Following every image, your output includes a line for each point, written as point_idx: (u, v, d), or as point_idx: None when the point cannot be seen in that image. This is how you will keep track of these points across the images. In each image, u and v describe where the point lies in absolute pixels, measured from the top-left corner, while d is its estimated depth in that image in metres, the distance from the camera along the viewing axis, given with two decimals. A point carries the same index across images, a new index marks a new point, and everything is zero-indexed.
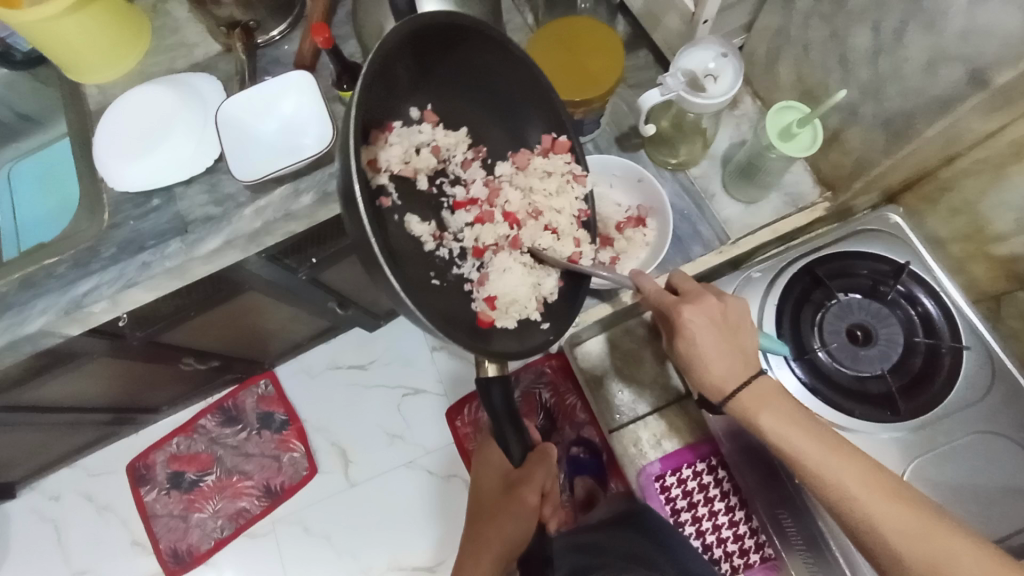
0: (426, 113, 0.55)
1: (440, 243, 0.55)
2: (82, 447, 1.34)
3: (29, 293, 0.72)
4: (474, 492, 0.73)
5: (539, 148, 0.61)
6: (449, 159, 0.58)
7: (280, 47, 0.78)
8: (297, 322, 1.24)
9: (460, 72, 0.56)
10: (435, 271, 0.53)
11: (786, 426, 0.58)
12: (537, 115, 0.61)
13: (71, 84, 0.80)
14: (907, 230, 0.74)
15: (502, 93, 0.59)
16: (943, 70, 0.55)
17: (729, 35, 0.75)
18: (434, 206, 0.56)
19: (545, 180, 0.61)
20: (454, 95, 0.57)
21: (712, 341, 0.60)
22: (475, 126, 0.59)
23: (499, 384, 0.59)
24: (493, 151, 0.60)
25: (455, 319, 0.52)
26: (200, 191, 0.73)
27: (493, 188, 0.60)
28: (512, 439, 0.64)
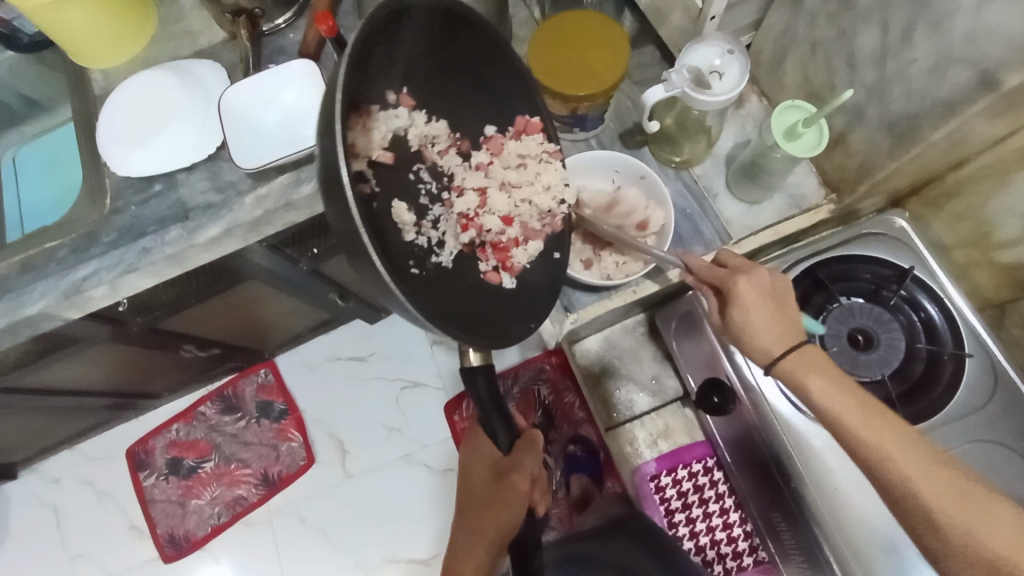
0: (403, 97, 0.54)
1: (419, 231, 0.54)
2: (82, 431, 1.35)
3: (29, 277, 0.72)
4: (465, 483, 0.73)
5: (513, 131, 0.61)
6: (425, 145, 0.57)
7: (285, 36, 0.78)
8: (296, 313, 1.24)
9: (441, 56, 0.56)
10: (414, 260, 0.52)
11: (832, 390, 0.57)
12: (513, 101, 0.60)
13: (75, 69, 0.80)
14: (912, 234, 0.73)
15: (478, 79, 0.59)
16: (950, 72, 0.54)
17: (736, 33, 0.74)
18: (411, 193, 0.55)
19: (519, 163, 0.61)
20: (431, 79, 0.56)
21: (762, 316, 0.60)
22: (450, 110, 0.58)
23: (484, 373, 0.59)
24: (469, 135, 0.60)
25: (436, 308, 0.50)
26: (201, 179, 0.73)
27: (471, 176, 0.59)
28: (498, 426, 0.63)
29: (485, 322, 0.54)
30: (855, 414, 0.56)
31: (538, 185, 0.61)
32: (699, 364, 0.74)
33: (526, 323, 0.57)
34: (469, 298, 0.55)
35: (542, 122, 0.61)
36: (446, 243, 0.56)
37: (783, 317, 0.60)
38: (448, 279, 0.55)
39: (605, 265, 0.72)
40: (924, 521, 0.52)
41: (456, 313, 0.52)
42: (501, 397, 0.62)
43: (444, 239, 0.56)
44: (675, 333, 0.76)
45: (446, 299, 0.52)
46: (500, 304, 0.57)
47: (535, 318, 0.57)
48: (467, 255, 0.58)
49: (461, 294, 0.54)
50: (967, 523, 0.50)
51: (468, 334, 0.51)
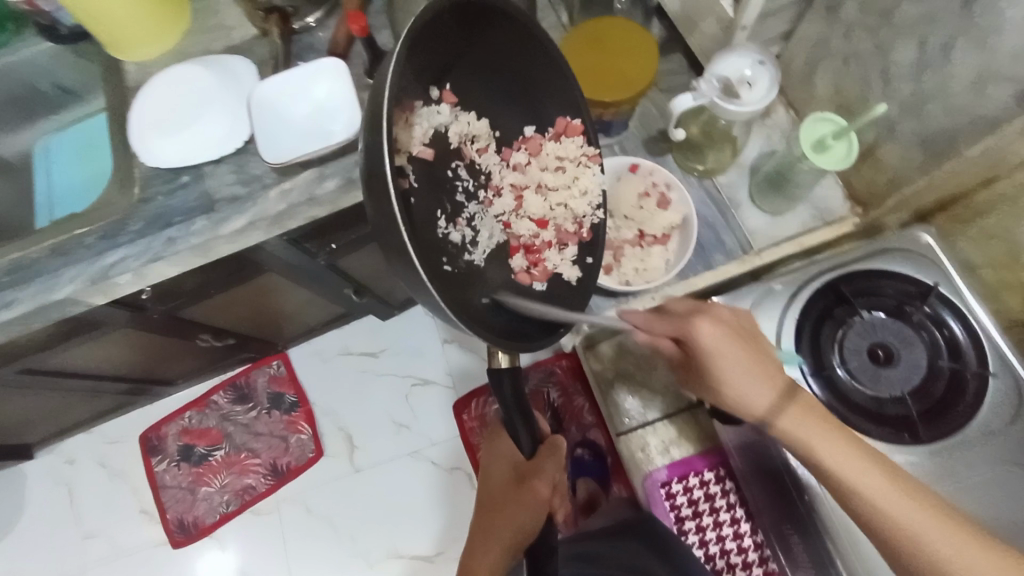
0: (445, 93, 0.54)
1: (454, 228, 0.53)
2: (98, 414, 1.37)
3: (58, 262, 0.74)
4: (483, 484, 0.74)
5: (554, 131, 0.61)
6: (465, 142, 0.57)
7: (315, 34, 0.79)
8: (312, 307, 1.25)
9: (487, 54, 0.56)
10: (447, 257, 0.51)
11: (819, 433, 0.59)
12: (554, 103, 0.61)
13: (110, 60, 0.82)
14: (938, 250, 0.72)
15: (520, 77, 0.59)
16: (992, 89, 0.54)
17: (766, 43, 0.74)
18: (448, 190, 0.55)
19: (556, 164, 0.62)
20: (471, 76, 0.56)
21: (733, 362, 0.60)
22: (488, 108, 0.59)
23: (510, 376, 0.59)
24: (507, 135, 0.60)
25: (466, 307, 0.51)
26: (228, 171, 0.74)
27: (508, 176, 0.60)
28: (521, 428, 0.63)
29: (513, 323, 0.54)
30: (844, 455, 0.58)
31: (574, 189, 0.63)
32: None
33: (553, 327, 0.57)
34: (499, 298, 0.55)
35: (583, 125, 0.61)
36: (479, 241, 0.56)
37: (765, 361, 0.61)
38: (479, 278, 0.55)
39: (625, 271, 0.72)
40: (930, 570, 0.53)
41: (487, 314, 0.52)
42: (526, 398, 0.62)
43: (477, 237, 0.56)
44: None
45: (477, 298, 0.53)
46: (529, 306, 0.56)
47: (562, 323, 0.57)
48: (498, 255, 0.58)
49: (490, 294, 0.54)
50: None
51: (496, 336, 0.51)
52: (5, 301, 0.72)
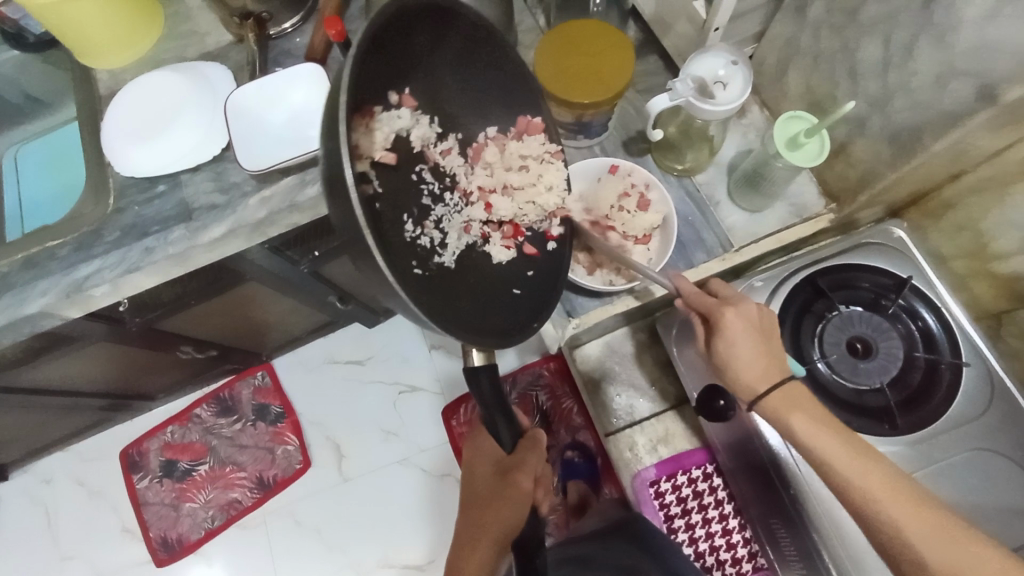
0: (404, 98, 0.54)
1: (421, 231, 0.53)
2: (76, 431, 1.33)
3: (30, 275, 0.72)
4: (466, 482, 0.72)
5: (515, 131, 0.62)
6: (427, 146, 0.57)
7: (292, 40, 0.79)
8: (295, 316, 1.24)
9: (441, 56, 0.56)
10: (416, 260, 0.52)
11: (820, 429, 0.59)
12: (514, 104, 0.62)
13: (82, 68, 0.80)
14: (910, 245, 0.75)
15: (477, 79, 0.59)
16: (952, 84, 0.55)
17: (740, 43, 0.75)
18: (414, 193, 0.55)
19: (522, 163, 0.62)
20: (429, 81, 0.57)
21: (747, 348, 0.61)
22: (448, 111, 0.59)
23: (488, 374, 0.60)
24: (468, 138, 0.61)
25: (439, 309, 0.50)
26: (206, 179, 0.73)
27: (472, 178, 0.60)
28: (502, 429, 0.64)
29: (487, 320, 0.54)
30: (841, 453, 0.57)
31: (540, 186, 0.62)
32: (699, 370, 0.73)
33: (527, 323, 0.57)
34: (472, 299, 0.55)
35: (543, 123, 0.63)
36: (448, 243, 0.55)
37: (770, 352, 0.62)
38: (450, 279, 0.54)
39: (607, 271, 0.72)
40: (904, 552, 0.53)
41: (461, 318, 0.52)
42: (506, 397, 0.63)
43: (446, 240, 0.56)
44: (676, 338, 0.76)
45: (450, 299, 0.53)
46: (501, 304, 0.57)
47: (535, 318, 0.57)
48: (467, 256, 0.58)
49: (462, 295, 0.54)
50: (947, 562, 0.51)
51: (469, 335, 0.51)
52: None
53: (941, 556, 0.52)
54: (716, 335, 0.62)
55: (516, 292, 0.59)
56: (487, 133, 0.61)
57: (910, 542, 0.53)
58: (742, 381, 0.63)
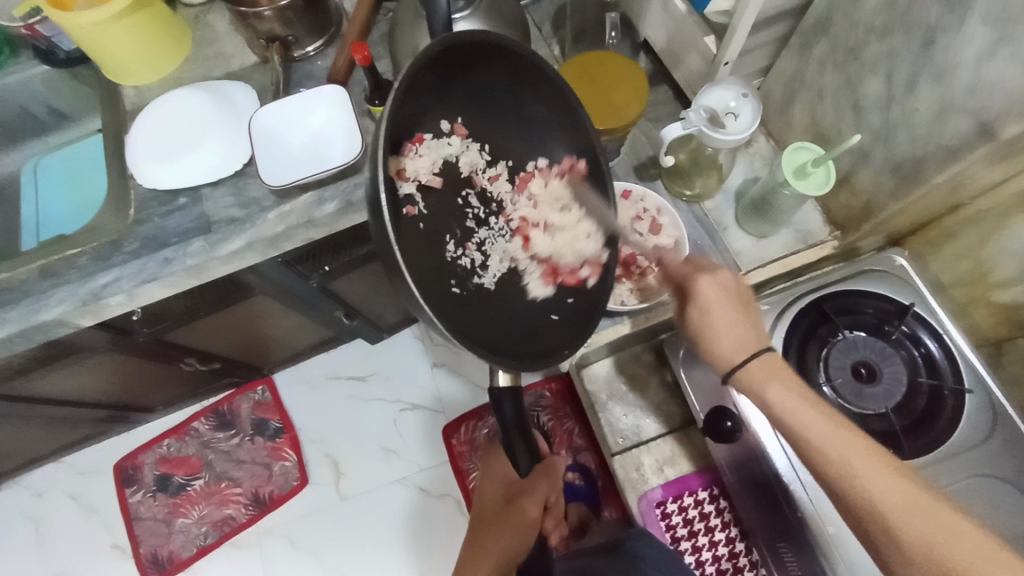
0: (455, 127, 0.58)
1: (462, 252, 0.58)
2: (72, 443, 1.32)
3: (48, 283, 0.73)
4: (479, 501, 0.76)
5: (560, 170, 0.63)
6: (476, 172, 0.61)
7: (315, 62, 0.82)
8: (299, 330, 1.24)
9: (491, 87, 0.59)
10: (455, 279, 0.56)
11: (797, 401, 0.58)
12: (563, 137, 0.63)
13: (109, 84, 0.83)
14: (912, 273, 0.76)
15: (527, 109, 0.61)
16: (952, 120, 0.58)
17: (747, 77, 0.79)
18: (457, 217, 0.59)
19: (563, 198, 0.63)
20: (482, 111, 0.60)
21: (724, 316, 0.61)
22: (500, 139, 0.62)
23: (510, 398, 0.60)
24: (518, 165, 0.63)
25: (461, 327, 0.53)
26: (227, 194, 0.75)
27: (518, 204, 0.63)
28: (519, 450, 0.64)
29: (515, 345, 0.56)
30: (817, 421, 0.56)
31: (578, 232, 0.63)
32: (707, 391, 0.75)
33: (560, 348, 0.57)
34: (502, 322, 0.57)
35: (594, 167, 0.62)
36: (490, 265, 0.59)
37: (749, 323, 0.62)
38: (488, 299, 0.58)
39: (620, 292, 0.74)
40: (873, 523, 0.51)
41: (484, 339, 0.54)
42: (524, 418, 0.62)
43: (487, 261, 0.59)
44: (683, 360, 0.78)
45: (479, 318, 0.56)
46: (534, 328, 0.59)
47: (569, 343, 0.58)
48: (510, 278, 0.61)
49: (496, 315, 0.58)
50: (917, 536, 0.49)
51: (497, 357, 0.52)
52: None
53: (913, 531, 0.49)
54: (689, 303, 0.62)
55: (552, 316, 0.60)
56: (535, 163, 0.63)
57: (886, 515, 0.50)
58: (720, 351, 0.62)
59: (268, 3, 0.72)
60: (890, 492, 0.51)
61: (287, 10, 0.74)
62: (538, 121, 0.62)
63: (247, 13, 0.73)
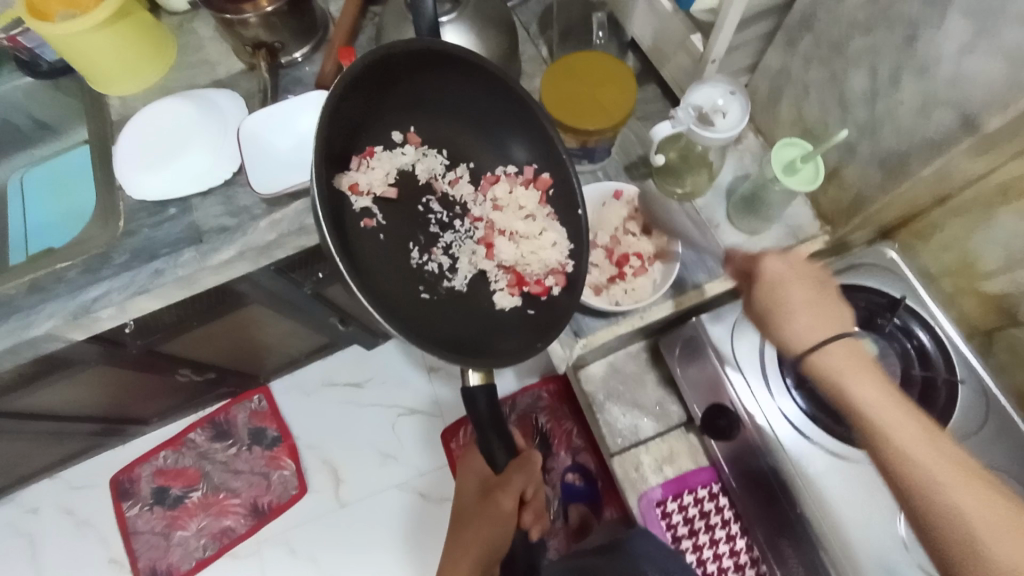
0: (409, 136, 0.62)
1: (428, 258, 0.60)
2: (66, 458, 1.31)
3: (36, 297, 0.72)
4: (460, 494, 0.79)
5: (523, 177, 0.65)
6: (435, 178, 0.63)
7: (301, 68, 0.81)
8: (293, 338, 1.24)
9: (441, 96, 0.62)
10: (424, 285, 0.59)
11: (883, 398, 0.51)
12: (520, 136, 0.64)
13: (94, 95, 0.82)
14: (903, 264, 0.77)
15: (481, 113, 0.64)
16: (936, 113, 0.58)
17: (733, 74, 0.79)
18: (421, 224, 0.62)
19: (525, 202, 0.64)
20: (435, 120, 0.63)
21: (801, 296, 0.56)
22: (457, 143, 0.64)
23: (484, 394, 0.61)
24: (480, 168, 0.65)
25: (427, 330, 0.55)
26: (216, 203, 0.75)
27: (482, 206, 0.65)
28: (496, 447, 0.65)
29: (480, 345, 0.57)
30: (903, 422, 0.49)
31: (543, 240, 0.63)
32: (702, 389, 0.75)
33: (533, 343, 0.58)
34: (471, 324, 0.59)
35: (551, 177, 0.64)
36: (458, 268, 0.61)
37: (831, 304, 0.57)
38: (457, 301, 0.60)
39: (615, 291, 0.74)
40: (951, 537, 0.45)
41: (452, 342, 0.55)
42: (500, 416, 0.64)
43: (456, 264, 0.62)
44: (679, 358, 0.77)
45: (448, 320, 0.58)
46: (507, 327, 0.60)
47: (543, 336, 0.58)
48: (479, 280, 0.63)
49: (466, 316, 0.60)
50: (993, 538, 0.43)
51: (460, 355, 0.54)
52: None
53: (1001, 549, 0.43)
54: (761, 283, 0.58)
55: (529, 313, 0.62)
56: (504, 168, 0.65)
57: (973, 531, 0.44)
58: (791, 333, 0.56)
59: (252, 10, 0.72)
60: (974, 504, 0.45)
61: (271, 17, 0.73)
62: (495, 123, 0.64)
63: (231, 20, 0.72)
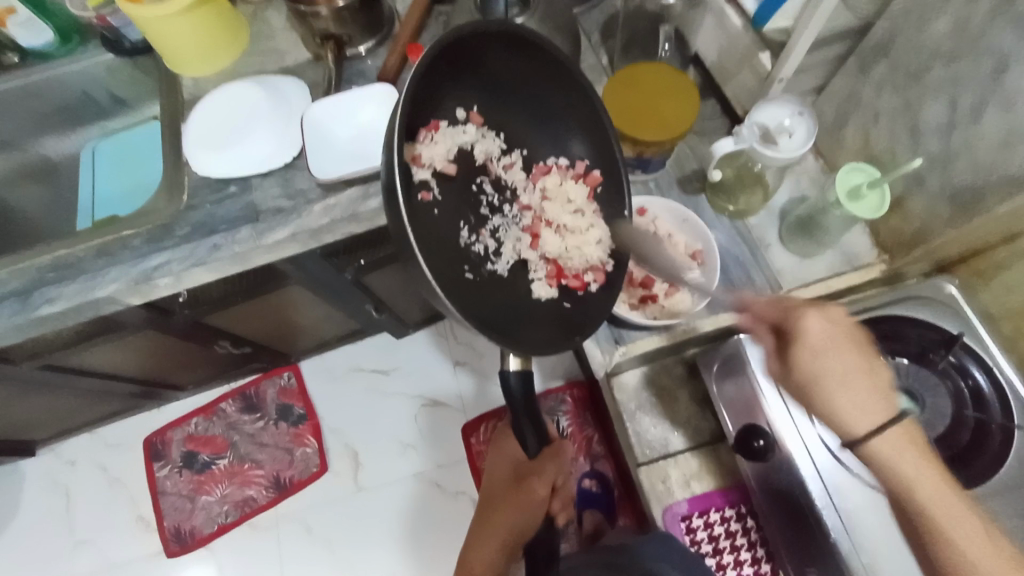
0: (472, 114, 0.60)
1: (476, 239, 0.59)
2: (106, 416, 1.37)
3: (102, 262, 0.76)
4: (489, 479, 0.81)
5: (573, 171, 0.65)
6: (491, 160, 0.62)
7: (365, 62, 0.83)
8: (329, 320, 1.27)
9: (510, 78, 0.61)
10: (469, 265, 0.57)
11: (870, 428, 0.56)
12: (578, 130, 0.65)
13: (169, 75, 0.86)
14: (962, 301, 0.74)
15: (544, 102, 0.64)
16: (1018, 151, 0.56)
17: (799, 94, 0.78)
18: (472, 204, 0.60)
19: (572, 194, 0.64)
20: (500, 100, 0.62)
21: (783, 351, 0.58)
22: (515, 127, 0.64)
23: (520, 377, 0.62)
24: (534, 156, 0.65)
25: (474, 310, 0.54)
26: (275, 185, 0.77)
27: (532, 194, 0.64)
28: (530, 436, 0.67)
29: (520, 331, 0.56)
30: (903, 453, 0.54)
31: (588, 236, 0.63)
32: (740, 408, 0.74)
33: (568, 335, 0.59)
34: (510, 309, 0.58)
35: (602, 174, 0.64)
36: (502, 252, 0.60)
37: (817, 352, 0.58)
38: (499, 285, 0.59)
39: (651, 309, 0.74)
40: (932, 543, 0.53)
41: (495, 326, 0.55)
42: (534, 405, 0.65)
43: (500, 248, 0.61)
44: (716, 375, 0.78)
45: (491, 303, 0.57)
46: (542, 317, 0.60)
47: (578, 332, 0.60)
48: (522, 266, 0.62)
49: (506, 302, 0.59)
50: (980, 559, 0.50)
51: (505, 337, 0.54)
52: (49, 296, 0.74)
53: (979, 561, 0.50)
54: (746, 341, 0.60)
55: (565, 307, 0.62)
56: (556, 159, 0.65)
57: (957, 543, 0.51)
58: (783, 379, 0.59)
59: (325, 3, 0.74)
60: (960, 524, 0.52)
61: (343, 9, 0.75)
62: (556, 111, 0.64)
63: (304, 11, 0.75)
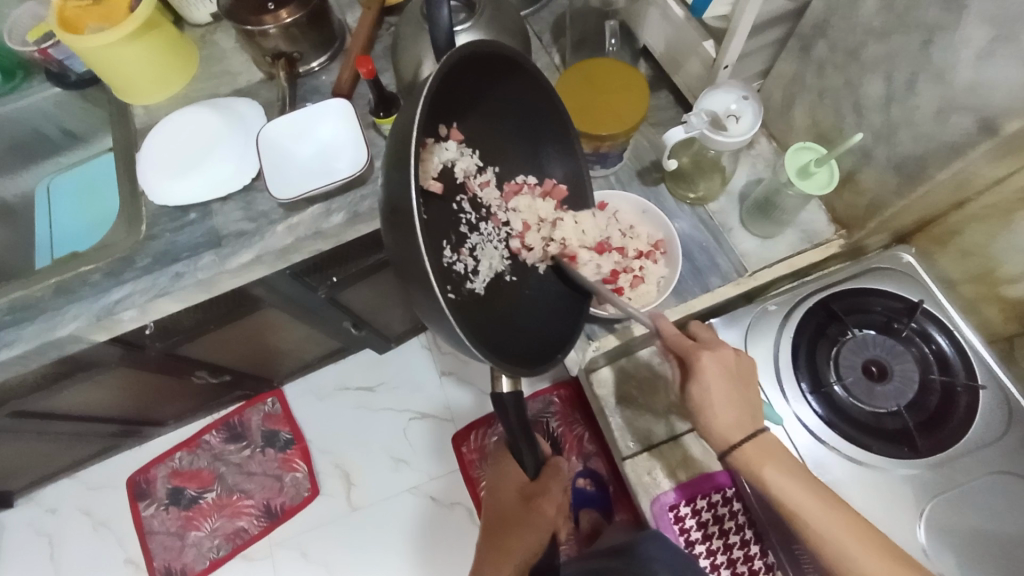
0: (453, 131, 0.56)
1: (457, 257, 0.54)
2: (85, 458, 1.33)
3: (62, 299, 0.74)
4: (490, 503, 0.76)
5: (540, 190, 0.63)
6: (469, 177, 0.58)
7: (319, 77, 0.83)
8: (309, 342, 1.25)
9: (492, 96, 0.59)
10: (452, 285, 0.52)
11: (792, 480, 0.61)
12: (553, 150, 0.64)
13: (120, 104, 0.85)
14: (920, 270, 0.76)
15: (520, 120, 0.62)
16: (953, 119, 0.58)
17: (746, 80, 0.80)
18: (452, 222, 0.56)
19: (547, 210, 0.62)
20: (477, 115, 0.59)
21: (721, 394, 0.63)
22: (490, 143, 0.61)
23: (513, 402, 0.60)
24: (506, 173, 0.62)
25: (474, 334, 0.51)
26: (236, 208, 0.76)
27: (505, 212, 0.61)
28: (526, 453, 0.66)
29: (513, 351, 0.55)
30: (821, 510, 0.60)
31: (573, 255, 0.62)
32: None
33: (552, 352, 0.58)
34: (498, 329, 0.55)
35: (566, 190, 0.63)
36: (480, 270, 0.56)
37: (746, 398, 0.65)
38: (479, 306, 0.55)
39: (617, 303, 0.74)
40: None
41: (491, 350, 0.52)
42: (529, 422, 0.63)
43: (478, 266, 0.56)
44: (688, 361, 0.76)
45: (479, 325, 0.53)
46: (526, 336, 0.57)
47: (559, 348, 0.59)
48: (496, 283, 0.58)
49: (491, 323, 0.55)
50: None
51: (500, 359, 0.52)
52: (8, 339, 0.73)
53: None
54: (692, 380, 0.64)
55: (544, 325, 0.60)
56: (525, 177, 0.63)
57: None
58: (716, 428, 0.64)
59: (273, 21, 0.74)
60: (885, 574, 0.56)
61: (292, 27, 0.75)
62: (531, 131, 0.63)
63: (252, 31, 0.74)
